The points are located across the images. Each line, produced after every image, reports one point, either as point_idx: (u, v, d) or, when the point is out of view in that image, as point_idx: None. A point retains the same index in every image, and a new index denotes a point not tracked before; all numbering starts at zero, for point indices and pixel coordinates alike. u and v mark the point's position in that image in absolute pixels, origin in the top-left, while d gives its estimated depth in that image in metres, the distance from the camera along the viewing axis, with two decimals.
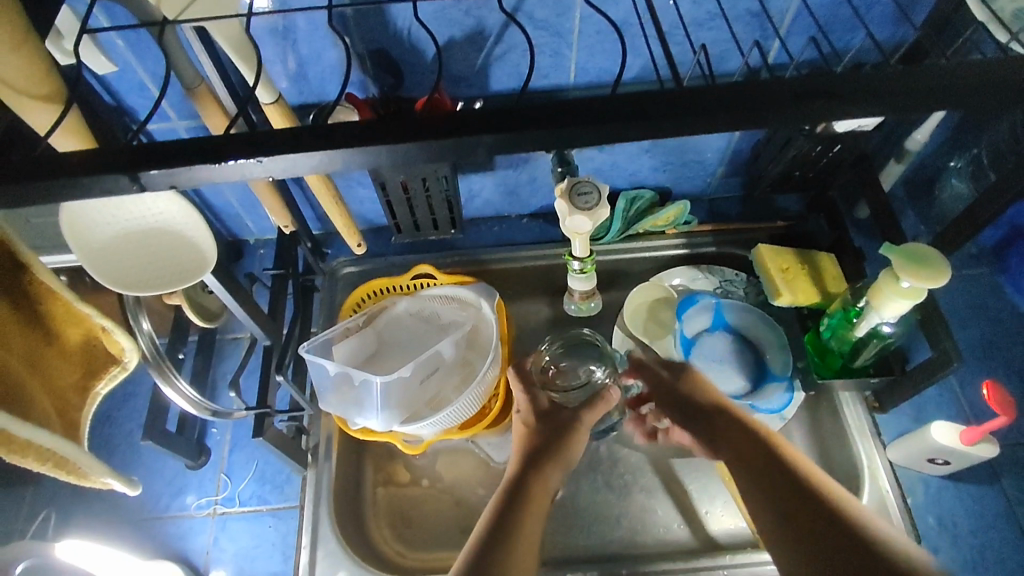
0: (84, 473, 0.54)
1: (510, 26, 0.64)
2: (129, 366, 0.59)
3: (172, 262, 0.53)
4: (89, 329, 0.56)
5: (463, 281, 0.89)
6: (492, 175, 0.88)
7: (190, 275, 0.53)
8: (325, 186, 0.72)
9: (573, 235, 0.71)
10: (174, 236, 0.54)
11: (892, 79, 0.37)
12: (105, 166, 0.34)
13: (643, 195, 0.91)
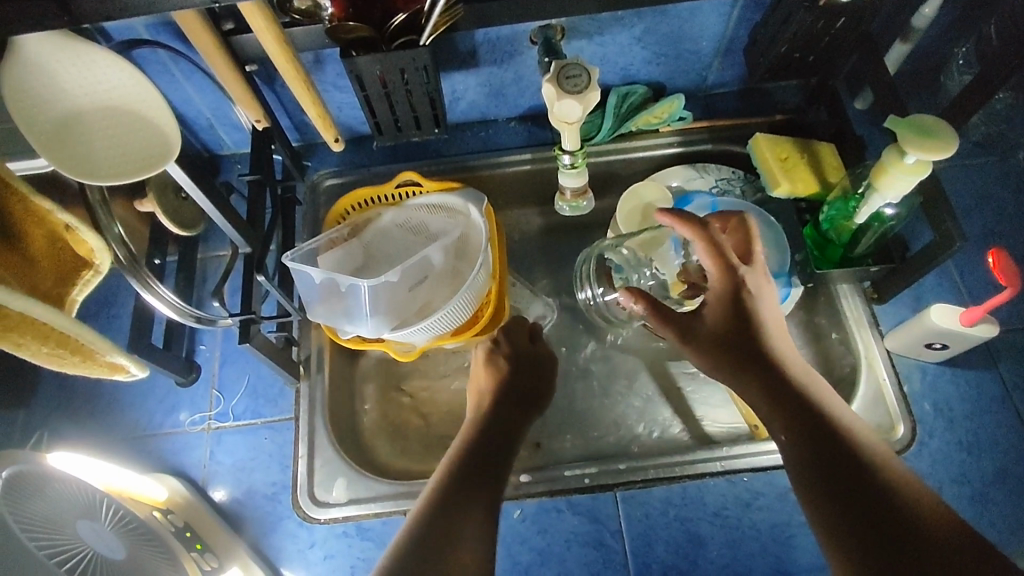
0: (92, 354, 0.56)
1: None
2: (102, 270, 0.57)
3: (127, 151, 0.51)
4: (53, 228, 0.53)
5: (450, 188, 0.86)
6: (476, 73, 0.83)
7: (156, 162, 0.51)
8: (298, 74, 0.68)
9: (562, 123, 0.68)
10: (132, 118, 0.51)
11: None
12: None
13: (635, 91, 0.87)
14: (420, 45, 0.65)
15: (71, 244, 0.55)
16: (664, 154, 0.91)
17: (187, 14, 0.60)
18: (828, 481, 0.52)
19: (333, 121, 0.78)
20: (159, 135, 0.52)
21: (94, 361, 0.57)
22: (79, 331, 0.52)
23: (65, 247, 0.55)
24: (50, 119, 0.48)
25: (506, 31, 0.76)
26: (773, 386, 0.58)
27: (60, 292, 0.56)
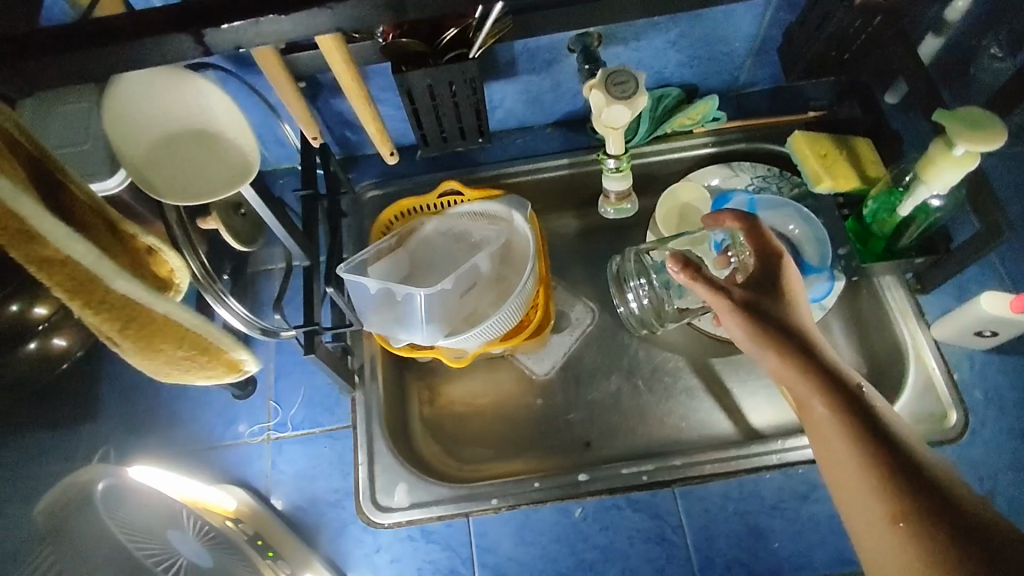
0: (210, 354, 0.52)
1: None
2: (181, 290, 0.60)
3: (177, 174, 0.52)
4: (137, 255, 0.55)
5: (492, 196, 0.87)
6: (514, 82, 0.85)
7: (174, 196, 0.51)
8: (358, 90, 0.68)
9: (608, 129, 0.70)
10: (217, 164, 0.52)
11: None
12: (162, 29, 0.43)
13: (670, 94, 0.88)
14: (469, 57, 0.67)
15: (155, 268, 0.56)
16: (700, 153, 0.92)
17: (266, 51, 0.63)
18: (914, 499, 0.50)
19: (389, 135, 0.79)
20: (211, 190, 0.52)
21: (218, 360, 0.53)
22: (205, 323, 0.50)
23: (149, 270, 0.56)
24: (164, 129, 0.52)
25: (545, 40, 0.78)
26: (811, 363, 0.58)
27: None
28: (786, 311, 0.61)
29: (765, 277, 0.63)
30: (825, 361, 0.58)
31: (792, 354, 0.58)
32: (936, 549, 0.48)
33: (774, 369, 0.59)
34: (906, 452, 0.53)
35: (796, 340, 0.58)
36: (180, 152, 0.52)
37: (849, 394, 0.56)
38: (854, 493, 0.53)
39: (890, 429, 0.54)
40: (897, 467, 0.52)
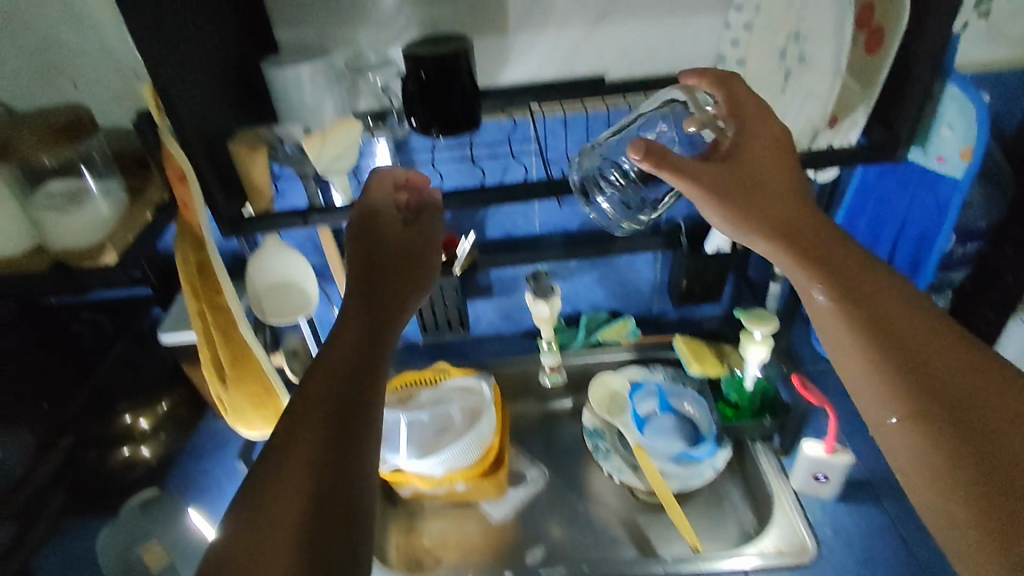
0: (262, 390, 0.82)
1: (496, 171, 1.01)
2: None
3: (272, 295, 0.87)
4: None
5: (471, 374, 1.22)
6: (492, 300, 1.27)
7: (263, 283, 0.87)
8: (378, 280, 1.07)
9: (538, 321, 1.06)
10: (265, 304, 0.87)
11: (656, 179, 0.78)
12: (285, 216, 0.75)
13: (599, 314, 1.28)
14: (452, 272, 1.08)
15: None
16: (623, 358, 1.26)
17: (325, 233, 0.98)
18: (908, 381, 0.57)
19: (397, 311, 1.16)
20: (259, 293, 0.87)
21: (272, 403, 0.83)
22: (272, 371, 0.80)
23: None
24: (292, 293, 0.88)
25: (509, 273, 1.22)
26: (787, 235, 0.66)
27: None
28: (771, 190, 0.67)
29: (748, 147, 0.69)
30: (815, 240, 0.65)
31: (776, 239, 0.66)
32: (931, 422, 0.55)
33: (762, 248, 0.67)
34: (904, 332, 0.59)
35: (771, 216, 0.66)
36: (279, 296, 0.87)
37: (845, 279, 0.63)
38: (859, 379, 0.60)
39: (892, 312, 0.61)
40: (899, 364, 0.58)
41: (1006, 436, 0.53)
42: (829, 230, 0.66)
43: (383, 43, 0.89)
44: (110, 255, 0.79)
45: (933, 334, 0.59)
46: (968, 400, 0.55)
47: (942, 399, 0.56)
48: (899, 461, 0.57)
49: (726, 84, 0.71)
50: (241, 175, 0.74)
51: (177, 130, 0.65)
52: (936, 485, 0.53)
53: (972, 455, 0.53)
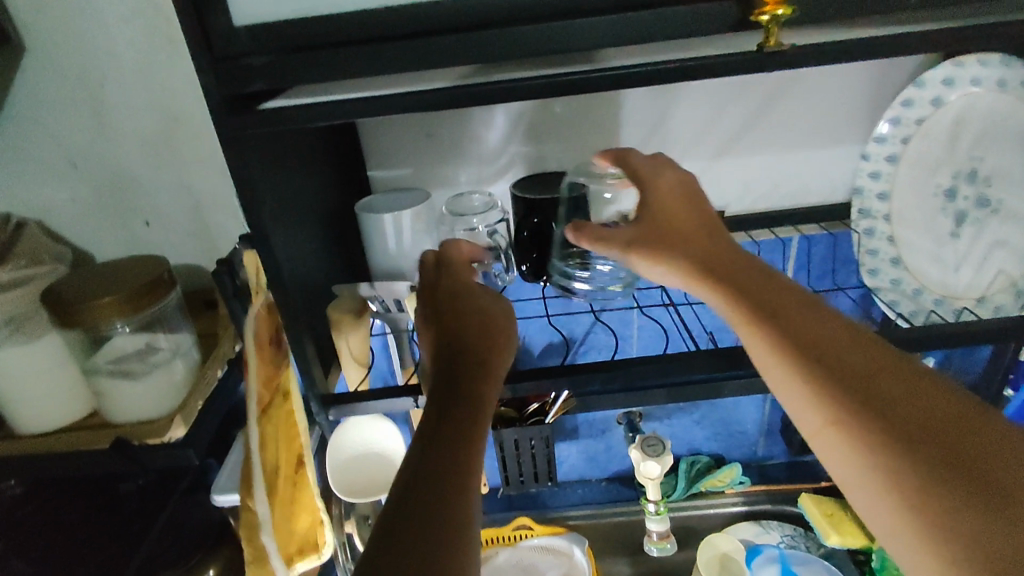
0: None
1: (600, 315, 0.90)
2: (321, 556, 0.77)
3: (349, 470, 0.76)
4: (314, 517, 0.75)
5: (558, 532, 1.07)
6: (576, 443, 1.13)
7: (351, 454, 0.77)
8: None
9: (646, 479, 0.93)
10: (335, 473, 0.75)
11: None
12: (403, 391, 0.63)
13: (700, 459, 1.12)
14: (544, 421, 0.97)
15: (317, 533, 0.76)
16: (732, 510, 1.12)
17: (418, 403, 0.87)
18: (904, 452, 0.43)
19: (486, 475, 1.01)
20: (340, 459, 0.76)
21: None
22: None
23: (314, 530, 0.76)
24: (366, 473, 0.76)
25: (599, 415, 1.09)
26: (726, 279, 0.55)
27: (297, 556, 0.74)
28: (684, 231, 0.59)
29: (659, 188, 0.61)
30: (734, 268, 0.56)
31: (687, 268, 0.57)
32: (943, 503, 0.41)
33: (676, 282, 0.58)
34: (846, 364, 0.48)
35: (694, 255, 0.57)
36: (352, 472, 0.76)
37: (770, 303, 0.53)
38: (807, 413, 0.48)
39: (822, 331, 0.50)
40: (837, 384, 0.47)
41: (987, 466, 0.42)
42: (739, 258, 0.57)
43: (483, 183, 0.84)
44: (179, 429, 0.69)
45: (877, 356, 0.48)
46: (914, 420, 0.45)
47: (897, 423, 0.44)
48: (846, 482, 0.46)
49: (635, 155, 0.63)
50: (337, 344, 0.65)
51: (280, 305, 0.56)
52: (919, 528, 0.41)
53: (954, 480, 0.42)
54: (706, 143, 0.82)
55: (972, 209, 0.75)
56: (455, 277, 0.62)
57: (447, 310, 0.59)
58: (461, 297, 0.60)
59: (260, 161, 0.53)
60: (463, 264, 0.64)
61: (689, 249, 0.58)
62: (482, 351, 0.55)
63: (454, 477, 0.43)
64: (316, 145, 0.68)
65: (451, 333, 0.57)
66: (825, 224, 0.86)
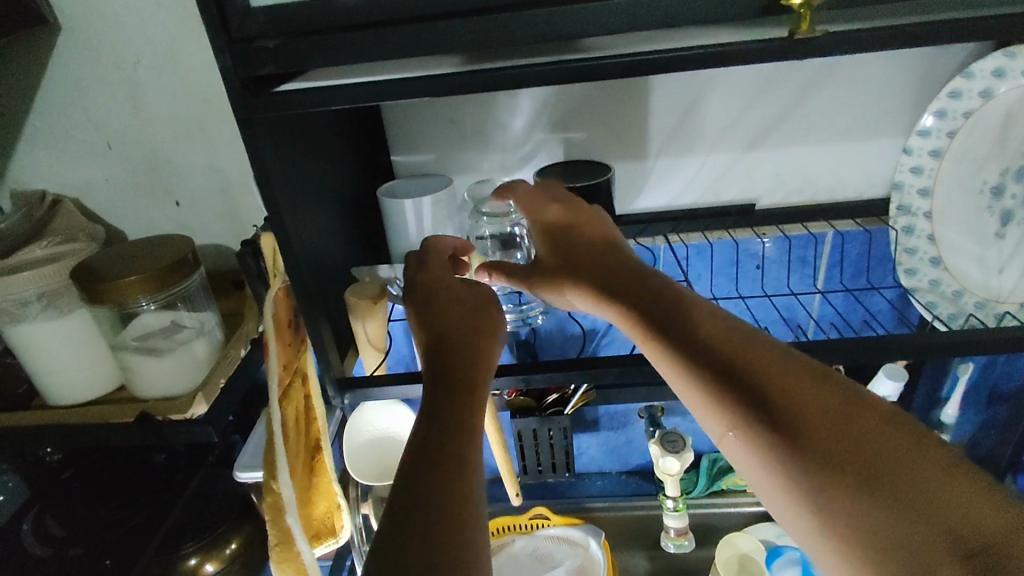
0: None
1: None
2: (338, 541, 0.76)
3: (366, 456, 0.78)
4: (330, 503, 0.74)
5: (574, 523, 1.06)
6: (597, 435, 1.12)
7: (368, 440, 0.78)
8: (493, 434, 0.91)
9: (664, 475, 0.91)
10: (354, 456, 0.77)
11: (848, 344, 0.64)
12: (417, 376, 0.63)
13: (723, 457, 1.10)
14: (564, 412, 0.96)
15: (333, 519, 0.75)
16: (754, 510, 1.10)
17: None
18: (818, 470, 0.42)
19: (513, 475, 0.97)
20: (358, 446, 0.78)
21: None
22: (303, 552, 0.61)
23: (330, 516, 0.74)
24: (379, 458, 0.78)
25: (620, 407, 1.08)
26: (620, 295, 0.55)
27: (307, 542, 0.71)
28: (576, 250, 0.60)
29: (550, 216, 0.62)
30: (633, 284, 0.56)
31: (588, 289, 0.57)
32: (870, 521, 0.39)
33: (581, 303, 0.58)
34: (748, 381, 0.47)
35: (591, 275, 0.58)
36: (369, 456, 0.78)
37: (671, 325, 0.52)
38: (723, 434, 0.47)
39: (725, 343, 0.50)
40: (746, 402, 0.46)
41: (886, 466, 0.41)
42: (632, 272, 0.57)
43: (506, 170, 0.83)
44: (201, 406, 0.70)
45: (774, 367, 0.47)
46: (823, 429, 0.43)
47: (807, 438, 0.43)
48: (776, 505, 0.44)
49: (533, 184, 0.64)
50: (354, 328, 0.64)
51: (294, 288, 0.57)
52: (851, 554, 0.39)
53: (870, 495, 0.40)
54: (738, 133, 0.79)
55: (1018, 207, 0.72)
56: (433, 268, 0.60)
57: (421, 298, 0.57)
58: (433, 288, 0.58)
59: (278, 144, 0.54)
60: (445, 252, 0.62)
61: (583, 268, 0.58)
62: (470, 335, 0.54)
63: (453, 472, 0.43)
64: (337, 129, 0.68)
65: (428, 324, 0.55)
66: (861, 220, 0.82)
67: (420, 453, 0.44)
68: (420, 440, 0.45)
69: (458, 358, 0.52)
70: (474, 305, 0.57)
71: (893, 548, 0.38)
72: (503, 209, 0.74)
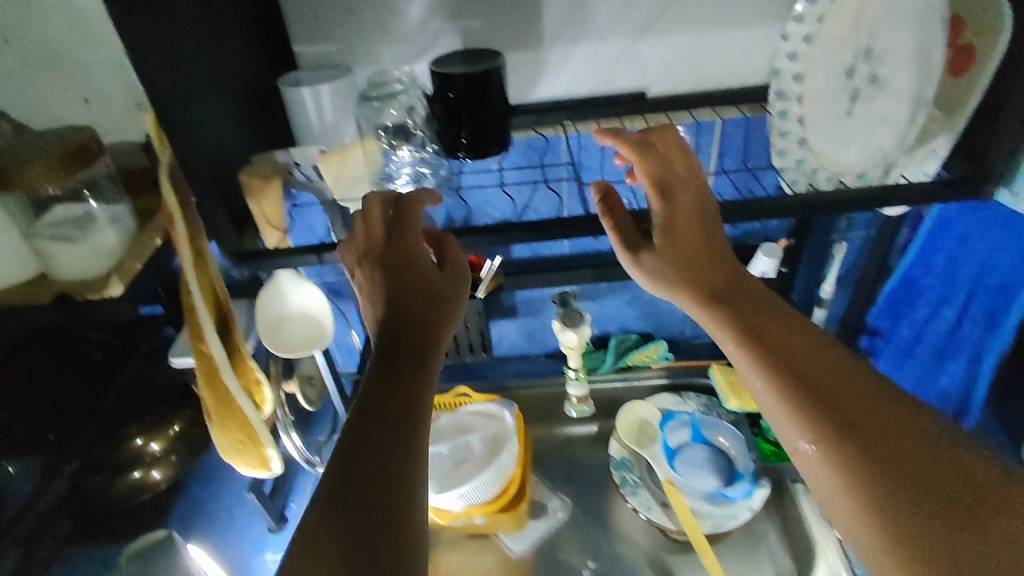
0: (257, 442, 0.74)
1: (528, 197, 0.96)
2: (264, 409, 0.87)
3: (282, 334, 0.84)
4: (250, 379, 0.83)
5: (493, 399, 1.17)
6: (516, 321, 1.21)
7: (285, 321, 0.84)
8: None
9: (567, 349, 1.01)
10: (271, 333, 0.83)
11: (702, 215, 0.71)
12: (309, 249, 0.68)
13: (628, 337, 1.22)
14: (475, 297, 1.03)
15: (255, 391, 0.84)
16: (657, 382, 1.22)
17: None
18: (862, 457, 0.49)
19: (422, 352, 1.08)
20: (277, 327, 0.84)
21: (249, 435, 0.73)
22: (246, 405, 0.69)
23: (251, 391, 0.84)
24: (291, 335, 0.84)
25: (535, 294, 1.16)
26: (735, 306, 0.65)
27: None
28: (694, 257, 0.70)
29: (676, 221, 0.71)
30: (743, 301, 0.66)
31: (702, 296, 0.67)
32: (895, 504, 0.46)
33: (692, 305, 0.68)
34: (824, 380, 0.55)
35: (704, 283, 0.68)
36: (284, 334, 0.84)
37: (763, 336, 0.61)
38: (784, 415, 0.55)
39: (806, 352, 0.58)
40: (813, 394, 0.54)
41: (924, 468, 0.47)
42: (749, 287, 0.67)
43: (407, 61, 0.85)
44: (116, 288, 0.76)
45: (852, 375, 0.55)
46: (882, 430, 0.50)
47: (858, 430, 0.50)
48: (819, 485, 0.51)
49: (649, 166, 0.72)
50: (252, 210, 0.71)
51: (185, 167, 0.62)
52: (879, 533, 0.45)
53: (911, 490, 0.46)
54: (628, 22, 0.83)
55: (865, 86, 0.76)
56: (399, 235, 0.67)
57: (396, 264, 0.65)
58: (394, 238, 0.67)
59: (152, 23, 0.56)
60: (416, 221, 0.68)
61: (703, 276, 0.69)
62: (441, 312, 0.62)
63: (403, 413, 0.52)
64: (227, 15, 0.70)
65: (400, 288, 0.63)
66: (745, 108, 0.88)
67: (386, 381, 0.55)
68: (374, 375, 0.56)
69: (427, 326, 0.61)
70: (443, 284, 0.65)
71: (916, 531, 0.44)
72: (393, 92, 0.82)
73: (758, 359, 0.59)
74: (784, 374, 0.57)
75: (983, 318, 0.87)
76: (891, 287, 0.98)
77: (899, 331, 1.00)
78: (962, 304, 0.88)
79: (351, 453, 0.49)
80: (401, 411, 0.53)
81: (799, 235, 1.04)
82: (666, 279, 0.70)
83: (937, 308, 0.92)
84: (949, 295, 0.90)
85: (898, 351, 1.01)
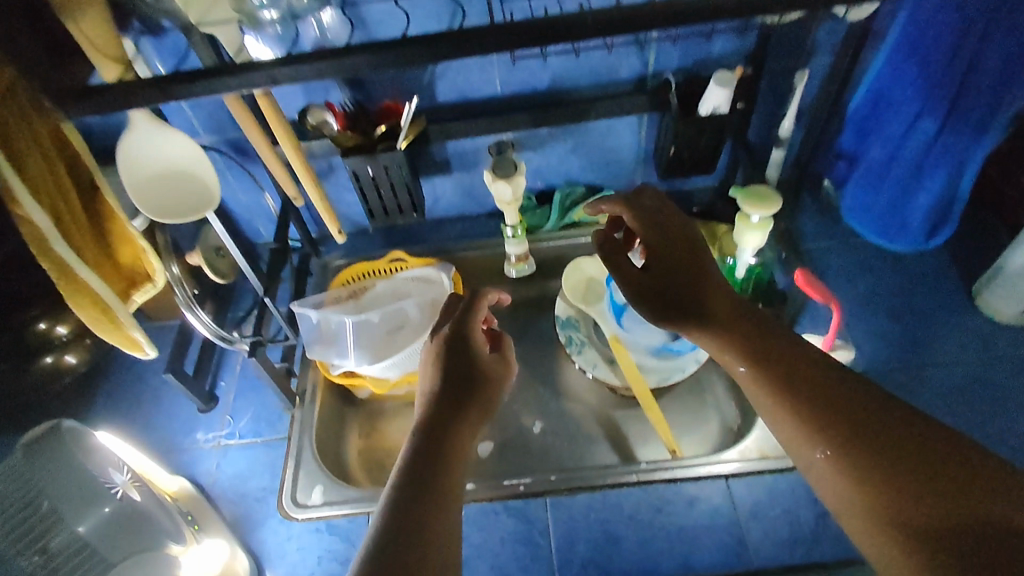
0: (122, 328, 0.72)
1: (442, 21, 0.81)
2: (158, 285, 0.79)
3: (162, 195, 0.74)
4: (137, 251, 0.74)
5: (430, 263, 1.08)
6: (451, 177, 1.10)
7: (168, 181, 0.75)
8: (299, 156, 0.87)
9: (502, 203, 0.91)
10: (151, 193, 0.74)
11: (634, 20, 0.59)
12: None
13: (575, 191, 1.13)
14: (396, 147, 0.90)
15: (143, 268, 0.77)
16: None
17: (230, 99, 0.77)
18: (881, 483, 0.49)
19: (335, 215, 0.99)
20: (160, 187, 0.74)
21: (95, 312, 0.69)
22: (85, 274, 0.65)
23: (139, 268, 0.77)
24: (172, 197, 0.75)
25: (469, 144, 1.03)
26: (735, 325, 0.61)
27: (124, 294, 0.76)
28: (686, 277, 0.65)
29: (662, 243, 0.68)
30: (742, 320, 0.62)
31: (698, 319, 0.62)
32: (932, 529, 0.46)
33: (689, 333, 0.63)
34: (838, 397, 0.53)
35: (699, 304, 0.63)
36: (163, 195, 0.74)
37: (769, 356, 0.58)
38: (801, 441, 0.54)
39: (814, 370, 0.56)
40: (830, 412, 0.53)
41: (962, 481, 0.47)
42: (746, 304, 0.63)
43: None
44: None
45: (862, 391, 0.54)
46: (907, 450, 0.49)
47: (882, 447, 0.50)
48: (844, 509, 0.51)
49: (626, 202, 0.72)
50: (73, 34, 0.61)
51: None
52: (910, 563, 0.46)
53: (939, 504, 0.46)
54: None
55: None
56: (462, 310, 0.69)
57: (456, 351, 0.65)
58: (470, 315, 0.68)
59: None
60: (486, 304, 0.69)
61: (696, 297, 0.63)
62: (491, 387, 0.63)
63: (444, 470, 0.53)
64: None
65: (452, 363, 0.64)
66: None
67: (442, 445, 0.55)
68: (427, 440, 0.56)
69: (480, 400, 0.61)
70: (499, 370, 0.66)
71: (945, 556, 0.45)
72: None
73: (770, 386, 0.56)
74: (798, 400, 0.55)
75: (971, 120, 0.81)
76: (856, 104, 0.91)
77: (868, 152, 0.93)
78: (946, 112, 0.81)
79: (409, 520, 0.49)
80: (447, 479, 0.53)
81: (759, 63, 0.91)
82: (663, 307, 0.64)
83: (923, 113, 0.83)
84: (933, 103, 0.81)
85: (873, 172, 0.93)
